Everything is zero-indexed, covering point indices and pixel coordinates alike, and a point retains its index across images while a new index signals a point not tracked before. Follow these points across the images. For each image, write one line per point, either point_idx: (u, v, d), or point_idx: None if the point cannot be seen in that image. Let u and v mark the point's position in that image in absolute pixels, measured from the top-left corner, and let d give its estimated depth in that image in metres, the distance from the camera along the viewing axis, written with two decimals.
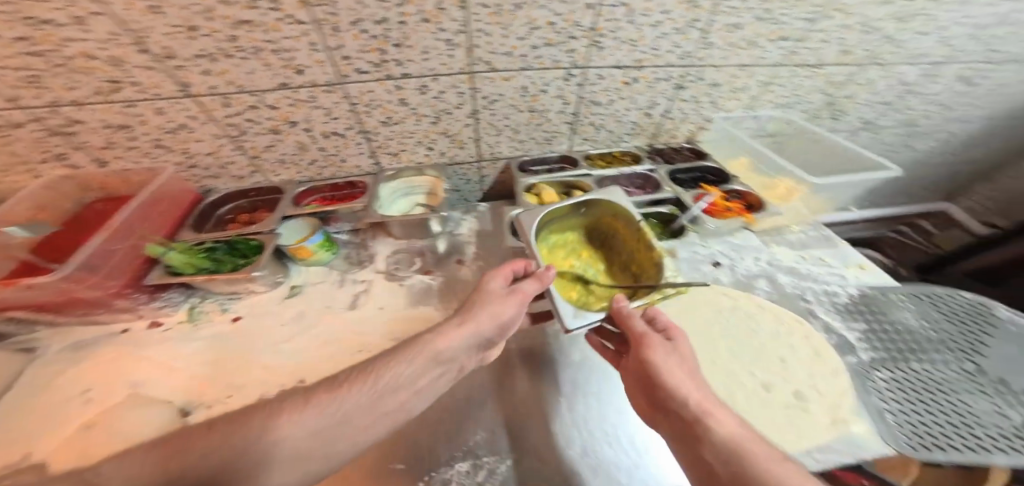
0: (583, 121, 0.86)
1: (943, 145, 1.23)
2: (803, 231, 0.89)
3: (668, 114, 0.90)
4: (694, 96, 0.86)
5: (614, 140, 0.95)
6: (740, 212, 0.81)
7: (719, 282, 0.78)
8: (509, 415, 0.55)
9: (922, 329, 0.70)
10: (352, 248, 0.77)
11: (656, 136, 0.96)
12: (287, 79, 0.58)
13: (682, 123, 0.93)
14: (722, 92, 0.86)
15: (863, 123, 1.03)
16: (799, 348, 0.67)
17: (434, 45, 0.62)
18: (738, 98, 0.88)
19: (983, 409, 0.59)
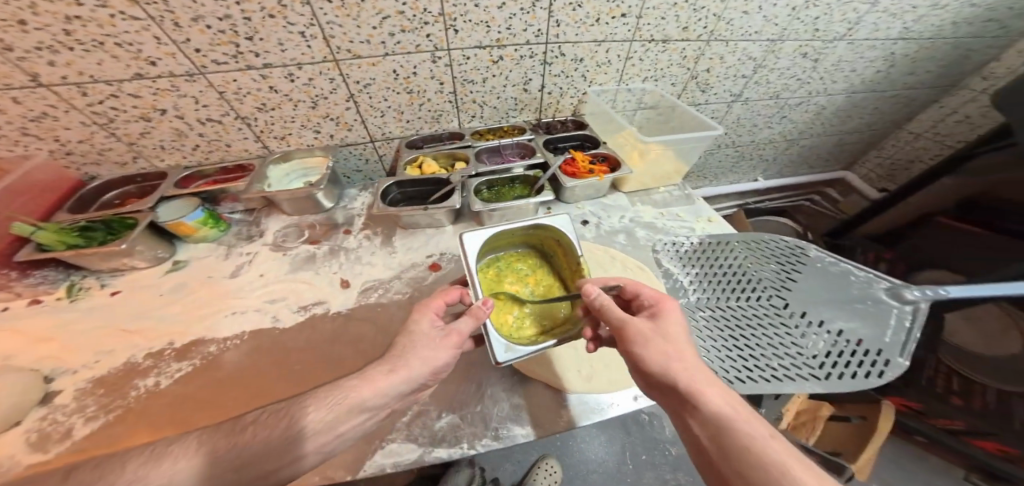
0: (463, 99, 0.94)
1: (817, 116, 1.39)
2: (668, 191, 0.97)
3: (545, 89, 0.98)
4: (562, 72, 0.95)
5: (502, 116, 1.03)
6: (602, 172, 0.86)
7: (582, 238, 0.84)
8: None
9: (749, 268, 0.76)
10: (243, 226, 0.83)
11: (541, 110, 1.04)
12: (141, 70, 0.65)
13: (562, 96, 1.02)
14: (587, 66, 0.95)
15: (733, 97, 1.18)
16: None
17: (288, 38, 0.69)
18: (605, 72, 0.98)
19: (776, 340, 0.65)
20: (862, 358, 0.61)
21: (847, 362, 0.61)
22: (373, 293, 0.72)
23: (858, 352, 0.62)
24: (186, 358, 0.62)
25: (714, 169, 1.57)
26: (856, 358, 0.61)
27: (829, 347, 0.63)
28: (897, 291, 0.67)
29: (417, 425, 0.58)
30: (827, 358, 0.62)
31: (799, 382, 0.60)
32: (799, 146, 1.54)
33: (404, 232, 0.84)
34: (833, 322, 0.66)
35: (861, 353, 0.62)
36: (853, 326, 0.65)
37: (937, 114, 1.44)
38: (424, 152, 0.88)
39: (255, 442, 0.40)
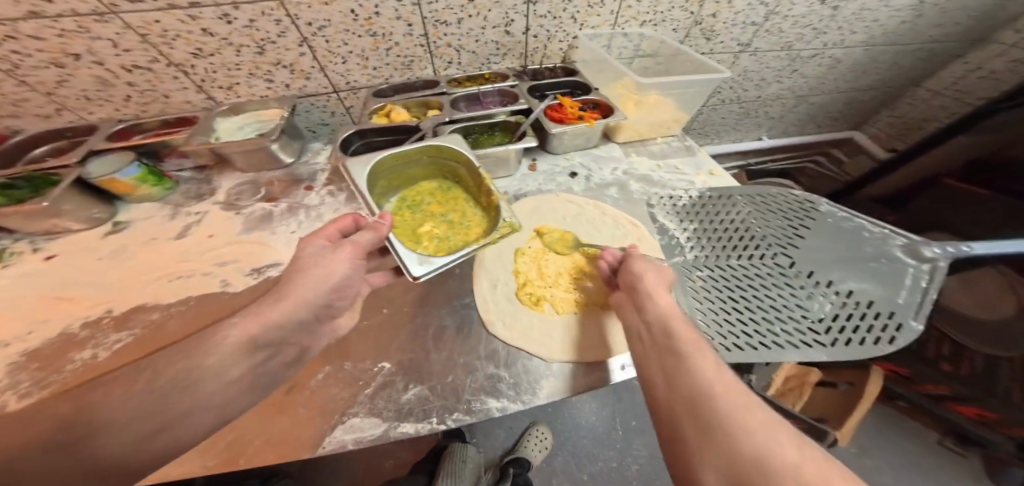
0: (437, 43, 0.83)
1: (832, 71, 1.28)
2: (666, 142, 0.88)
3: (530, 32, 0.88)
4: (550, 12, 0.84)
5: (483, 63, 0.92)
6: (593, 119, 0.77)
7: (571, 192, 0.76)
8: (371, 364, 0.55)
9: (757, 223, 0.66)
10: (193, 184, 0.75)
11: (527, 56, 0.94)
12: (36, 9, 0.56)
13: (550, 41, 0.92)
14: (577, 6, 0.84)
15: (740, 47, 1.09)
16: None
17: None
18: (598, 14, 0.87)
19: (778, 302, 0.56)
20: (873, 322, 0.52)
21: (857, 326, 0.52)
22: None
23: (868, 315, 0.53)
24: (125, 328, 0.54)
25: (717, 126, 1.47)
26: (866, 321, 0.53)
27: (837, 310, 0.54)
28: (914, 248, 0.57)
29: (382, 397, 0.52)
30: (834, 322, 0.53)
31: (800, 349, 0.51)
32: (809, 104, 1.44)
33: None
34: (843, 283, 0.57)
35: (872, 316, 0.53)
36: (865, 286, 0.56)
37: (960, 71, 1.31)
38: (395, 100, 0.79)
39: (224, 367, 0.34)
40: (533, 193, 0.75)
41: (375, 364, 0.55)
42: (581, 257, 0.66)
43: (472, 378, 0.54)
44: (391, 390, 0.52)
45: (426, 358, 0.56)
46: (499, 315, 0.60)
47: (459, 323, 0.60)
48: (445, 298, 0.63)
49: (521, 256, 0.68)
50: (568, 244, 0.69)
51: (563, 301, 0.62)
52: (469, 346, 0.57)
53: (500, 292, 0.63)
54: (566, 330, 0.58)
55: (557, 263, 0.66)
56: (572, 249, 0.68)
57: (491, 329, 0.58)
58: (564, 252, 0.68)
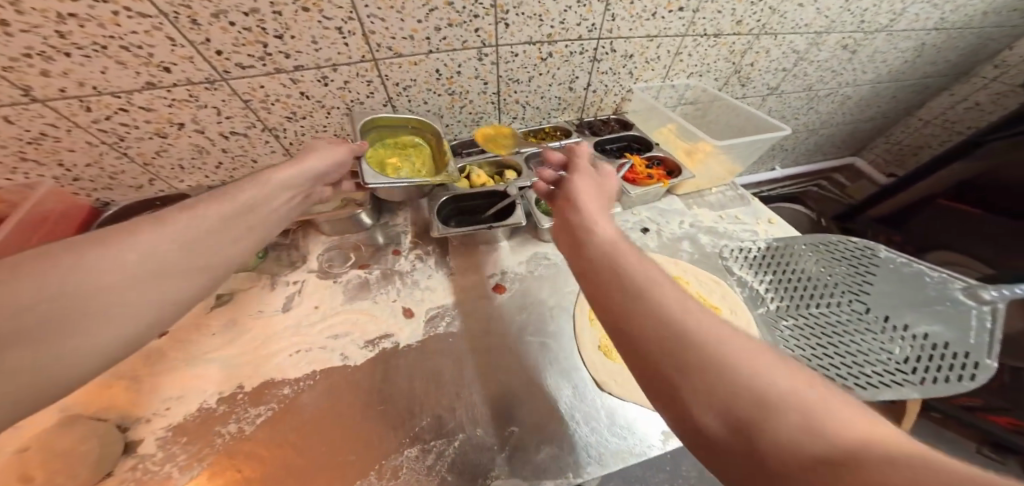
0: (507, 99, 0.87)
1: (841, 107, 1.39)
2: (721, 191, 0.94)
3: (590, 87, 0.93)
4: (612, 69, 0.89)
5: (544, 117, 0.97)
6: (662, 178, 0.84)
7: (648, 248, 0.81)
8: (498, 428, 0.58)
9: (824, 273, 0.73)
10: (281, 250, 0.77)
11: (584, 109, 0.99)
12: (153, 78, 0.57)
13: (606, 95, 0.97)
14: (636, 63, 0.90)
15: (769, 90, 1.18)
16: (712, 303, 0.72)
17: (323, 35, 0.61)
18: (653, 68, 0.94)
19: (861, 346, 0.62)
20: (951, 360, 0.59)
21: (938, 365, 0.59)
22: (440, 323, 0.70)
23: (944, 354, 0.60)
24: (262, 403, 0.56)
25: None
26: (944, 360, 0.59)
27: (917, 352, 0.61)
28: (974, 292, 0.63)
29: (519, 458, 0.55)
30: (917, 363, 0.59)
31: (895, 388, 0.57)
32: (819, 135, 1.55)
33: (458, 251, 0.81)
34: (917, 326, 0.63)
35: (949, 355, 0.59)
36: (937, 329, 0.63)
37: (947, 102, 1.44)
38: (475, 161, 0.83)
39: (152, 296, 0.34)
40: None
41: (504, 429, 0.58)
42: None
43: (595, 433, 0.58)
44: (528, 451, 0.55)
45: (550, 421, 0.59)
46: (609, 374, 0.64)
47: (570, 377, 0.64)
48: (552, 356, 0.67)
49: None
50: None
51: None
52: (585, 402, 0.61)
53: (604, 351, 0.67)
54: None
55: None
56: None
57: (605, 388, 0.63)
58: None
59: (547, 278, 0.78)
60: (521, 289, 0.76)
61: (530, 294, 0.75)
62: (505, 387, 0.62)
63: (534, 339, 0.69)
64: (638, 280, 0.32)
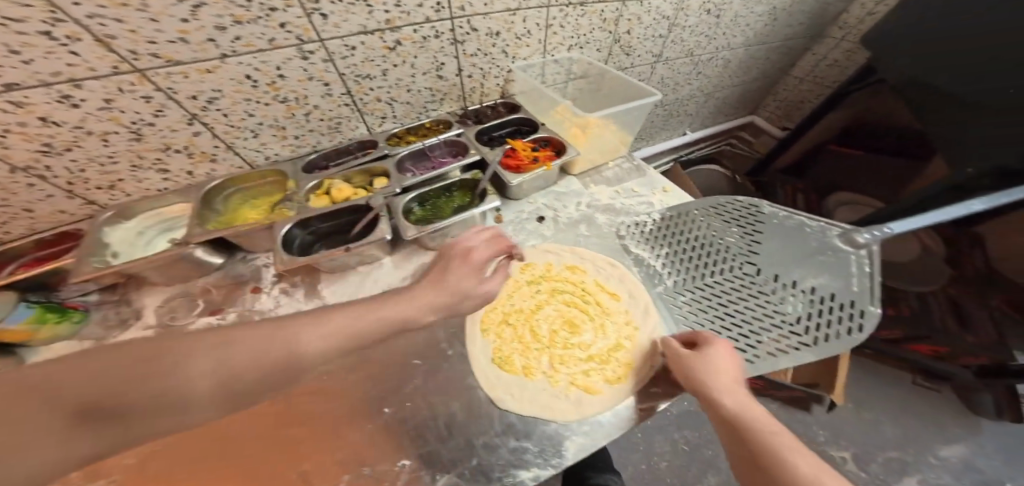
0: (364, 99, 0.72)
1: (725, 70, 1.42)
2: (617, 164, 0.91)
3: (463, 72, 0.82)
4: (478, 48, 0.79)
5: (421, 111, 0.84)
6: (548, 159, 0.77)
7: (541, 239, 0.78)
8: (388, 465, 0.51)
9: (718, 237, 0.72)
10: (108, 309, 0.62)
11: (465, 97, 0.88)
12: None
13: (485, 79, 0.88)
14: (505, 40, 0.81)
15: (654, 58, 1.16)
16: (614, 289, 0.71)
17: (25, 42, 0.41)
18: (527, 44, 0.86)
19: (748, 305, 0.62)
20: (839, 313, 0.58)
21: (829, 321, 0.57)
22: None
23: (834, 307, 0.59)
24: (101, 476, 0.48)
25: (649, 129, 1.56)
26: (834, 314, 0.58)
27: (808, 308, 0.60)
28: (850, 237, 0.63)
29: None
30: (809, 321, 0.58)
31: (790, 354, 0.56)
32: (716, 99, 1.61)
33: (331, 276, 0.69)
34: (806, 281, 0.63)
35: (838, 307, 0.58)
36: (825, 280, 0.62)
37: (813, 60, 1.57)
38: (333, 174, 0.71)
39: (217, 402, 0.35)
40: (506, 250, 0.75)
41: (395, 463, 0.52)
42: (571, 310, 0.72)
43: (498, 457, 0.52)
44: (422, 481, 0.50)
45: (445, 447, 0.53)
46: (512, 390, 0.61)
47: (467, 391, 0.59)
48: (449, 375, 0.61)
49: (510, 322, 0.71)
50: (554, 301, 0.73)
51: (568, 361, 0.66)
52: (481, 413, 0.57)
53: (498, 363, 0.64)
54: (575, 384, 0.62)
55: (548, 320, 0.71)
56: (554, 301, 0.73)
57: (500, 404, 0.58)
58: (554, 310, 0.72)
59: None
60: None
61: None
62: (397, 416, 0.56)
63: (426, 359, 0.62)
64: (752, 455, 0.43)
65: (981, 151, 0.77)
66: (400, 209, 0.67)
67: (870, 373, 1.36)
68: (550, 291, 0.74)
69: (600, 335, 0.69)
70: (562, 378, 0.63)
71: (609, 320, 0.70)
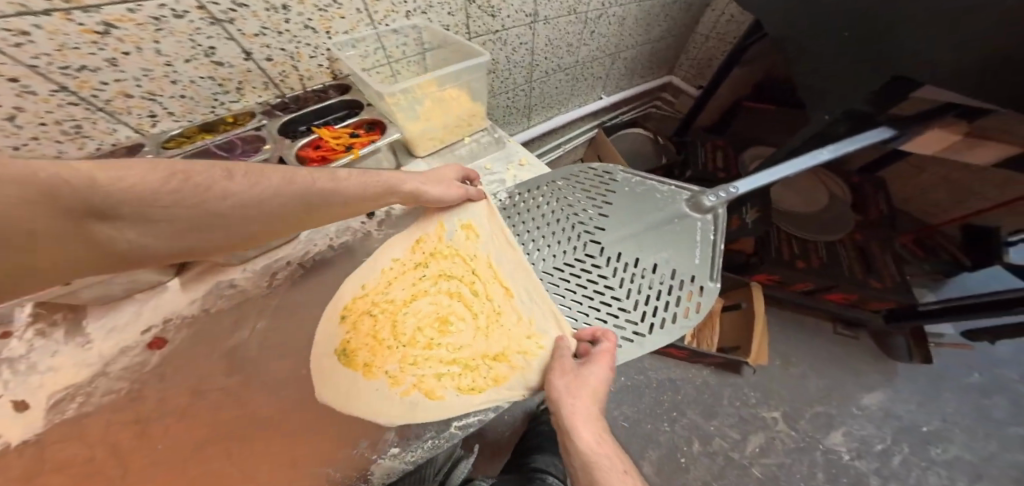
0: (98, 98, 0.51)
1: (621, 27, 1.34)
2: (475, 138, 0.79)
3: (258, 57, 0.61)
4: (263, 23, 0.57)
5: (213, 106, 0.63)
6: (361, 147, 0.64)
7: (371, 235, 0.69)
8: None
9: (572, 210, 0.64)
10: None
11: (276, 84, 0.66)
12: None
13: (298, 60, 0.66)
14: (305, 10, 0.60)
15: (530, 17, 1.03)
16: (502, 268, 0.61)
17: None
18: (341, 14, 0.66)
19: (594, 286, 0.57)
20: (678, 292, 0.55)
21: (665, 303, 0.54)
22: (71, 405, 0.47)
23: (675, 287, 0.55)
24: None
25: (555, 97, 1.45)
26: (673, 294, 0.55)
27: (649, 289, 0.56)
28: (698, 202, 0.61)
29: None
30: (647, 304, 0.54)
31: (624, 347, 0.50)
32: (623, 60, 1.52)
33: (101, 307, 0.55)
34: (653, 258, 0.58)
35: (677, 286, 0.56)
36: (667, 256, 0.58)
37: (713, 17, 1.53)
38: None
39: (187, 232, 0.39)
40: (325, 252, 0.66)
41: None
42: (452, 298, 0.62)
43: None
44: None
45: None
46: (367, 407, 0.50)
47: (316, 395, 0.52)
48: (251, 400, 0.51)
49: (375, 312, 0.62)
50: (436, 289, 0.63)
51: (424, 362, 0.56)
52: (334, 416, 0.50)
53: (342, 358, 0.57)
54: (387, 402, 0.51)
55: (415, 317, 0.61)
56: (432, 287, 0.63)
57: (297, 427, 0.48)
58: (429, 303, 0.62)
59: (233, 310, 0.59)
60: (187, 337, 0.56)
61: (214, 342, 0.56)
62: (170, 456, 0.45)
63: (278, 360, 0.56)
64: None
65: (847, 81, 0.74)
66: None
67: (793, 328, 1.45)
68: (433, 277, 0.64)
69: (477, 325, 0.58)
70: (407, 379, 0.54)
71: (486, 312, 0.60)
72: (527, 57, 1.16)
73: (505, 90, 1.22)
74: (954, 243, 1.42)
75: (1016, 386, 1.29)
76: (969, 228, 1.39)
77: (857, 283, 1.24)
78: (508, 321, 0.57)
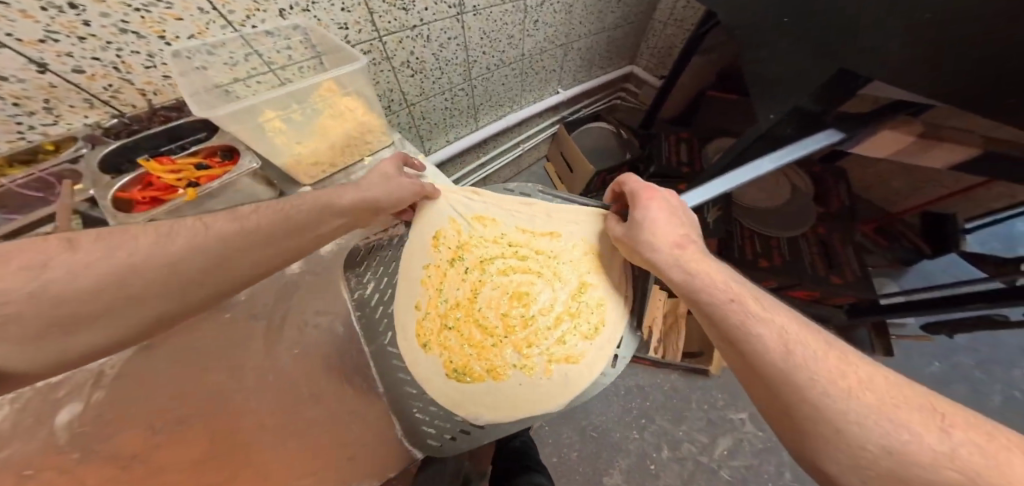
0: None
1: (568, 15, 1.22)
2: (377, 159, 0.68)
3: (59, 69, 0.47)
4: (47, 26, 0.42)
5: (15, 130, 0.49)
6: (206, 179, 0.52)
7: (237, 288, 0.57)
8: None
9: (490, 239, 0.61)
10: None
11: (101, 101, 0.53)
12: None
13: (127, 70, 0.52)
14: (118, 7, 0.46)
15: (454, 8, 0.90)
16: (554, 257, 0.59)
17: None
18: (180, 8, 0.51)
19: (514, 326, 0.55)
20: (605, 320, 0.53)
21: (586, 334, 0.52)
22: None
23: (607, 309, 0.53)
24: None
25: (503, 94, 1.34)
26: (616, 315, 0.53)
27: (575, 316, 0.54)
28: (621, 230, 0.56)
29: None
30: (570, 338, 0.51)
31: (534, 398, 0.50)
32: (577, 50, 1.41)
33: None
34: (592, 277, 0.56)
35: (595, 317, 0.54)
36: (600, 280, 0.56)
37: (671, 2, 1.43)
38: None
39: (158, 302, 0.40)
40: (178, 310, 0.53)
41: None
42: (513, 280, 0.58)
43: None
44: None
45: None
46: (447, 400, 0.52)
47: (271, 413, 0.51)
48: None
49: (451, 322, 0.58)
50: (488, 274, 0.60)
51: (534, 337, 0.55)
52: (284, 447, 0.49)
53: (457, 378, 0.54)
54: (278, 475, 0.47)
55: (491, 304, 0.58)
56: (469, 282, 0.60)
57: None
58: (493, 287, 0.59)
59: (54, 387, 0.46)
60: (11, 416, 0.44)
61: (44, 416, 0.44)
62: None
63: (199, 389, 0.50)
64: (731, 340, 0.36)
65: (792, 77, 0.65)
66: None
67: None
68: (479, 267, 0.60)
69: (557, 288, 0.57)
70: (537, 362, 0.53)
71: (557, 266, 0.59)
72: (460, 53, 1.03)
73: (440, 91, 1.09)
74: (914, 230, 1.38)
75: (975, 371, 1.29)
76: (928, 215, 1.36)
77: (819, 281, 1.20)
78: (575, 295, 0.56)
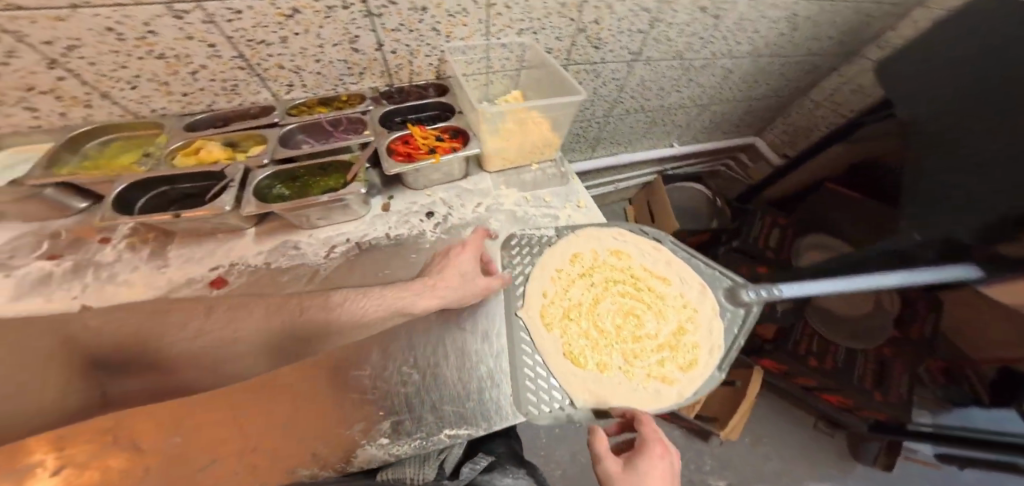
0: (264, 64, 0.69)
1: (723, 80, 1.29)
2: (542, 168, 0.82)
3: (385, 49, 0.75)
4: (402, 21, 0.70)
5: (337, 83, 0.79)
6: (444, 151, 0.71)
7: (424, 237, 0.70)
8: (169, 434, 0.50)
9: (619, 266, 0.75)
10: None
11: (390, 74, 0.81)
12: None
13: (415, 55, 0.79)
14: (436, 17, 0.72)
15: (632, 55, 1.03)
16: (668, 296, 0.73)
17: None
18: (464, 22, 0.76)
19: (623, 339, 0.69)
20: (703, 358, 0.66)
21: (680, 361, 0.66)
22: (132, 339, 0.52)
23: (705, 353, 0.66)
24: None
25: (627, 135, 1.44)
26: (710, 355, 0.66)
27: (670, 350, 0.68)
28: (736, 292, 0.68)
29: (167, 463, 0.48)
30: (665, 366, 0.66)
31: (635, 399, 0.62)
32: (710, 112, 1.47)
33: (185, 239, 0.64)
34: (697, 325, 0.69)
35: (690, 351, 0.67)
36: (704, 326, 0.69)
37: (836, 83, 1.41)
38: (212, 135, 0.67)
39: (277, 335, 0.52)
40: (377, 242, 0.68)
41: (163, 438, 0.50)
42: (627, 301, 0.73)
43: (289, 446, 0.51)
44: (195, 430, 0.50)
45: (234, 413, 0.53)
46: (558, 370, 0.62)
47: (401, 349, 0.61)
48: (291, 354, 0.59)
49: (571, 317, 0.70)
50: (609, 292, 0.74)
51: (637, 352, 0.68)
52: (439, 385, 0.58)
53: (572, 360, 0.65)
54: (403, 395, 0.57)
55: (608, 314, 0.72)
56: (590, 291, 0.73)
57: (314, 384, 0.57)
58: (610, 303, 0.73)
59: (286, 271, 0.63)
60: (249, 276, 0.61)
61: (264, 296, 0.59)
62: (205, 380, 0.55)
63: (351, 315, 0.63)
64: None
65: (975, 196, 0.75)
66: (254, 183, 0.62)
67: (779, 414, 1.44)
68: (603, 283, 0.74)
69: (661, 321, 0.71)
70: (638, 371, 0.66)
71: (665, 306, 0.73)
72: (614, 92, 1.16)
73: (581, 119, 1.24)
74: (983, 380, 1.30)
75: None
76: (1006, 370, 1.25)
77: (860, 391, 1.19)
78: (675, 326, 0.70)
